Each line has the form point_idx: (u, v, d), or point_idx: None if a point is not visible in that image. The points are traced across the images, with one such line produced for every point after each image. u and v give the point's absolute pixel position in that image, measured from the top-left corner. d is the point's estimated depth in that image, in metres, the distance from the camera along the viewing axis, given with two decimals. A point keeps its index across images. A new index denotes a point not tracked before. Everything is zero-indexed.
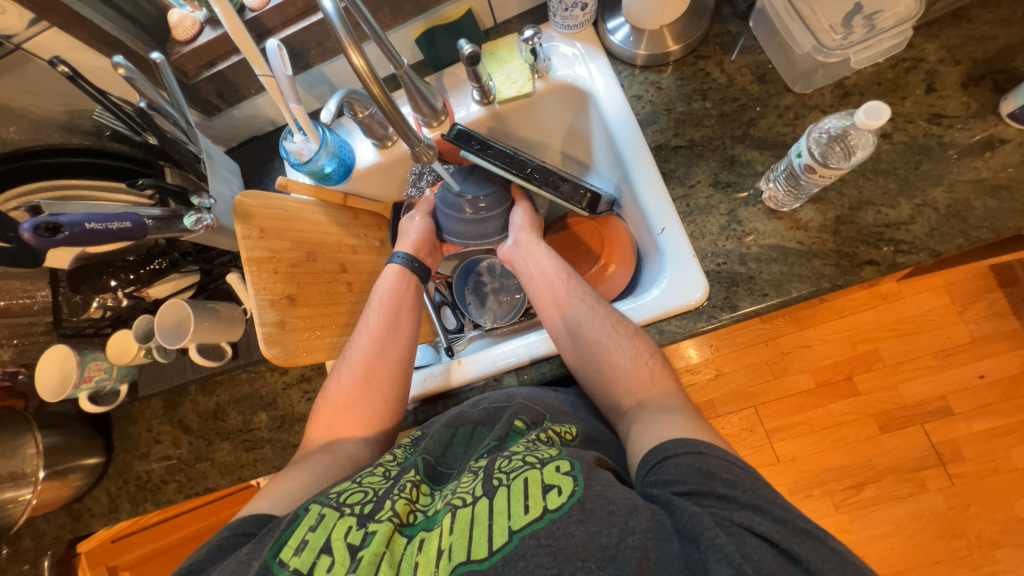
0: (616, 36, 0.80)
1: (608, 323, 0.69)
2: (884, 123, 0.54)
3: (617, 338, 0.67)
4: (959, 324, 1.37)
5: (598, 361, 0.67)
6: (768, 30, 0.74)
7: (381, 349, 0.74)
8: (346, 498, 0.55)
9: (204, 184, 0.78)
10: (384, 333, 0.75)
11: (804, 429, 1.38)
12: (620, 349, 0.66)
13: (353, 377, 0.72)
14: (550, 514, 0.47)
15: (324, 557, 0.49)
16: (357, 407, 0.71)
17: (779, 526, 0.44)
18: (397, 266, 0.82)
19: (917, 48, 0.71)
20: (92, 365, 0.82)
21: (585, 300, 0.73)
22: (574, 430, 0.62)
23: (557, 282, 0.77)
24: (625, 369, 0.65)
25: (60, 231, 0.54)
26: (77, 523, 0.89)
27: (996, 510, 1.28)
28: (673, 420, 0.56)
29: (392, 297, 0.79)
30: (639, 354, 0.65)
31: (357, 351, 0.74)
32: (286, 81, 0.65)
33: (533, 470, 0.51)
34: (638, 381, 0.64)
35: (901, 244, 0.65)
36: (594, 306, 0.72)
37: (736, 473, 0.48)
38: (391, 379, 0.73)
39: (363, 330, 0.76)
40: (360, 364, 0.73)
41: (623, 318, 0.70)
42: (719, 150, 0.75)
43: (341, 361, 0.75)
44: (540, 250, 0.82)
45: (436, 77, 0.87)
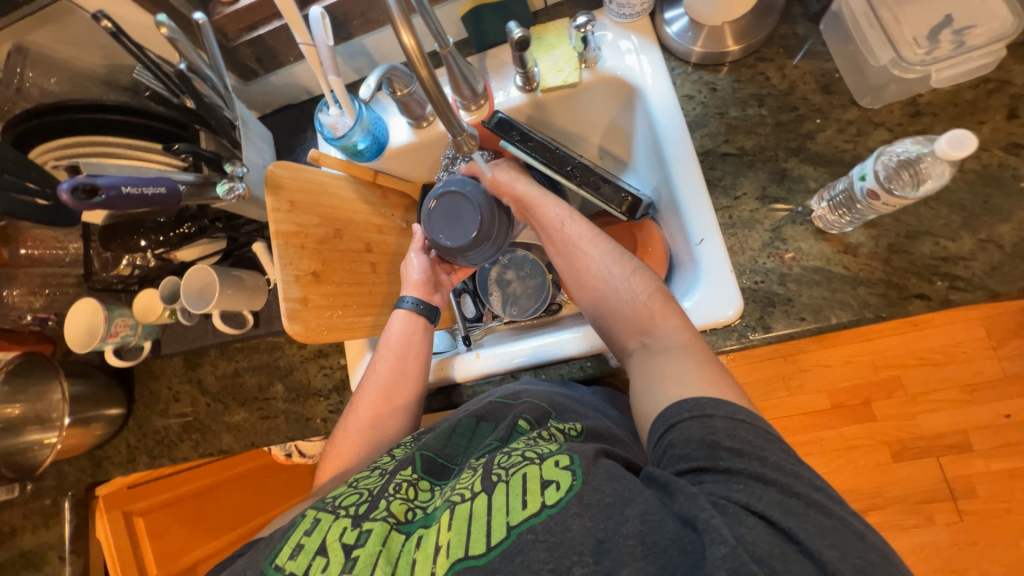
0: (672, 28, 0.75)
1: (609, 269, 0.69)
2: (969, 154, 0.50)
3: (615, 281, 0.67)
4: (994, 360, 1.31)
5: (600, 304, 0.67)
6: (841, 37, 0.69)
7: (390, 394, 0.73)
8: (341, 501, 0.56)
9: (238, 151, 0.78)
10: (392, 379, 0.73)
11: (814, 449, 1.36)
12: (619, 291, 0.66)
13: (361, 423, 0.72)
14: (548, 510, 0.46)
15: (319, 559, 0.49)
16: (366, 455, 0.70)
17: (784, 498, 0.42)
18: (406, 311, 0.78)
19: (1004, 69, 0.65)
20: (119, 321, 0.83)
21: (584, 244, 0.73)
22: (579, 426, 0.60)
23: (556, 228, 0.75)
24: (625, 311, 0.64)
25: (97, 193, 0.54)
26: (97, 468, 0.93)
27: (1003, 551, 1.26)
28: (679, 368, 0.53)
29: (401, 342, 0.76)
30: (639, 295, 0.64)
31: (366, 396, 0.73)
32: (327, 51, 0.63)
33: (532, 465, 0.50)
34: (640, 320, 0.62)
35: (957, 280, 0.62)
36: (591, 249, 0.71)
37: (742, 439, 0.45)
38: (400, 425, 0.72)
39: (371, 374, 0.75)
40: (369, 411, 0.72)
41: (623, 259, 0.69)
42: (771, 161, 0.71)
43: (351, 407, 0.75)
44: (542, 199, 0.77)
45: (479, 58, 0.84)
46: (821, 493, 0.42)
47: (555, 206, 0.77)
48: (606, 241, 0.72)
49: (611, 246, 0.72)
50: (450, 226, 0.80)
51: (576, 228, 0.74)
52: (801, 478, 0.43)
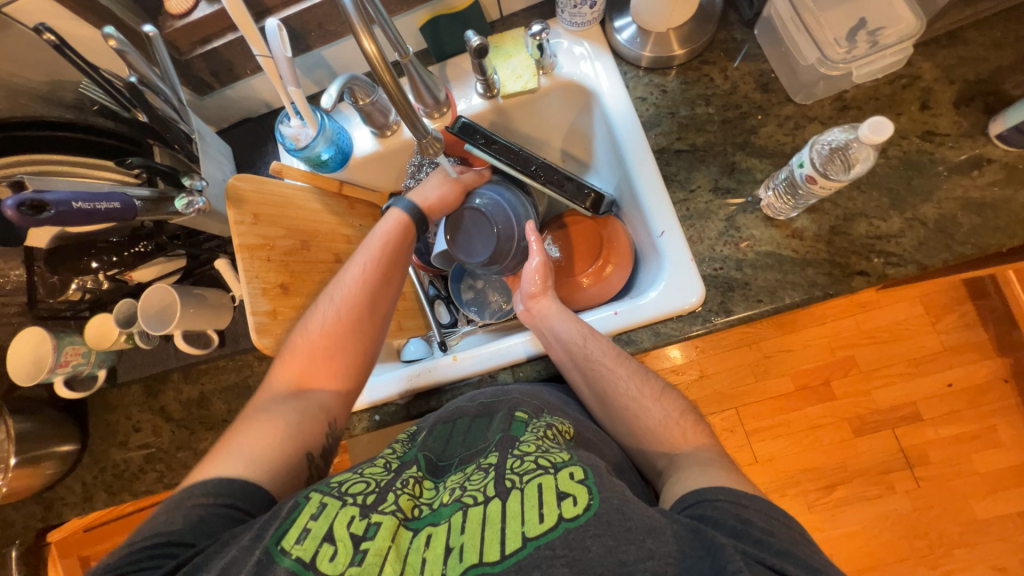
0: (623, 35, 0.79)
1: (633, 383, 0.67)
2: (887, 138, 0.56)
3: (643, 400, 0.65)
4: (933, 334, 1.42)
5: (627, 424, 0.66)
6: (773, 40, 0.75)
7: (372, 299, 0.73)
8: (347, 488, 0.55)
9: (195, 165, 0.76)
10: (374, 281, 0.73)
11: (783, 430, 1.42)
12: (648, 412, 0.65)
13: (338, 322, 0.70)
14: (565, 523, 0.46)
15: (327, 546, 0.48)
16: (338, 356, 0.69)
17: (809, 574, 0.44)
18: (400, 212, 0.78)
19: (914, 66, 0.72)
20: (69, 349, 0.79)
21: (608, 361, 0.68)
22: (570, 429, 0.63)
23: (576, 342, 0.70)
24: (656, 431, 0.63)
25: (45, 209, 0.51)
26: (48, 513, 0.86)
27: (958, 512, 1.34)
28: (709, 469, 0.55)
29: (391, 249, 0.76)
30: (669, 414, 0.64)
31: (343, 294, 0.71)
32: (286, 63, 0.63)
33: (547, 475, 0.51)
34: (671, 440, 0.62)
35: (891, 256, 0.68)
36: (617, 368, 0.68)
37: (774, 524, 0.47)
38: (374, 334, 0.73)
39: (352, 270, 0.73)
40: (349, 310, 0.71)
41: (647, 378, 0.68)
42: (720, 156, 0.76)
43: (325, 300, 0.71)
44: (553, 313, 0.75)
45: (439, 67, 0.86)
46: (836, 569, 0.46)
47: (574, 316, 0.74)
48: (628, 358, 0.69)
49: (634, 363, 0.69)
50: (470, 236, 0.84)
51: (598, 345, 0.70)
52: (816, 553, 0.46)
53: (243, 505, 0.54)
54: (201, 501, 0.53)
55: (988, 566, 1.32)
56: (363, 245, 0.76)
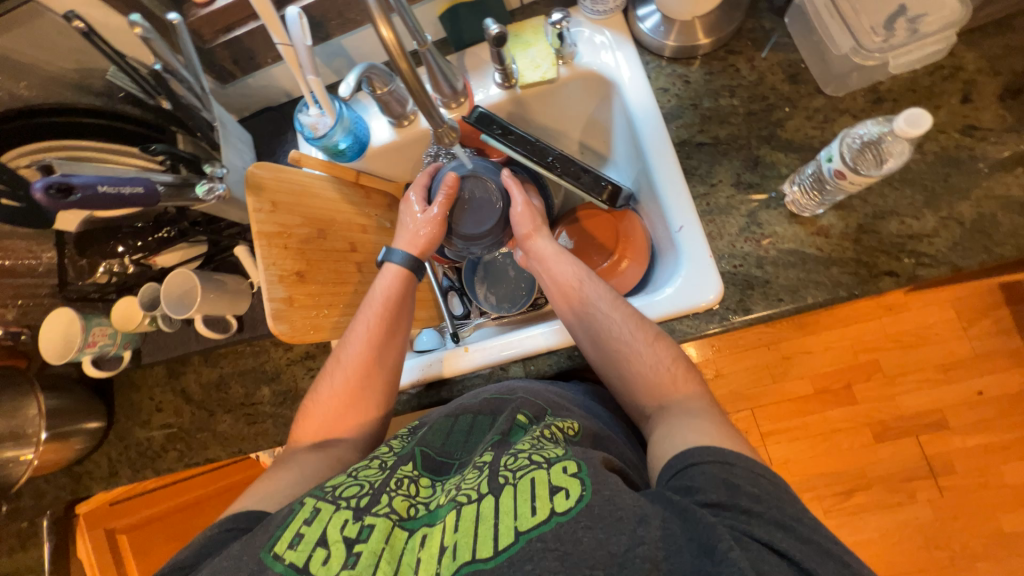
0: (646, 24, 0.77)
1: (627, 326, 0.67)
2: (926, 131, 0.53)
3: (636, 345, 0.65)
4: (963, 339, 1.36)
5: (618, 368, 0.66)
6: (804, 28, 0.72)
7: (379, 354, 0.72)
8: (341, 492, 0.55)
9: (217, 152, 0.77)
10: (380, 336, 0.72)
11: (799, 433, 1.39)
12: (639, 356, 0.64)
13: (345, 382, 0.70)
14: (558, 517, 0.46)
15: (319, 550, 0.48)
16: (350, 412, 0.70)
17: (803, 545, 0.44)
18: (397, 265, 0.76)
19: (956, 56, 0.69)
20: (96, 330, 0.81)
21: (601, 304, 0.70)
22: (576, 426, 0.61)
23: (572, 285, 0.74)
24: (645, 376, 0.63)
25: (72, 193, 0.53)
26: (76, 485, 0.90)
27: (982, 524, 1.30)
28: (698, 423, 0.55)
29: (394, 300, 0.74)
30: (660, 360, 0.63)
31: (351, 352, 0.71)
32: (305, 52, 0.63)
33: (540, 470, 0.50)
34: (660, 386, 0.62)
35: (922, 257, 0.65)
36: (610, 311, 0.69)
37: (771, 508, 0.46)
38: (385, 384, 0.72)
39: (358, 328, 0.73)
40: (356, 367, 0.70)
41: (642, 323, 0.67)
42: (744, 149, 0.73)
43: (333, 363, 0.72)
44: (552, 256, 0.78)
45: (458, 56, 0.85)
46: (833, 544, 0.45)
47: (573, 259, 0.77)
48: (624, 304, 0.70)
49: (629, 308, 0.70)
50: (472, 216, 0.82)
51: (593, 289, 0.72)
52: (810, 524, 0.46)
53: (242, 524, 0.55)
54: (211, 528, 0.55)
55: None
56: (364, 300, 0.75)
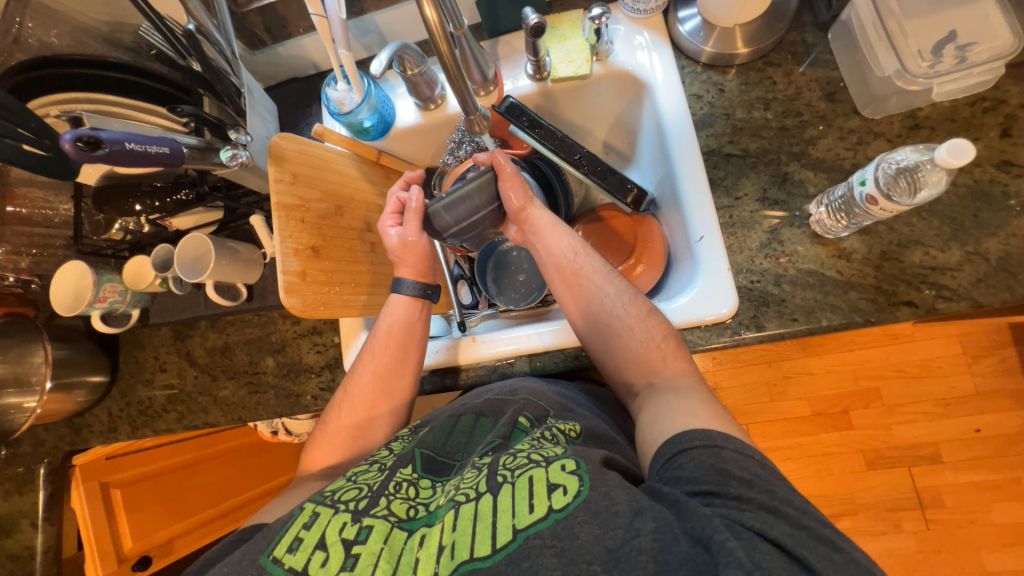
0: (685, 27, 0.76)
1: (622, 302, 0.67)
2: (967, 163, 0.52)
3: (628, 321, 0.65)
4: (967, 375, 1.35)
5: (609, 344, 0.66)
6: (848, 46, 0.71)
7: (385, 384, 0.72)
8: (340, 496, 0.55)
9: (242, 121, 0.77)
10: (388, 367, 0.72)
11: (792, 453, 1.39)
12: (631, 331, 0.65)
13: (354, 414, 0.71)
14: (555, 514, 0.46)
15: (318, 553, 0.49)
16: (359, 440, 0.71)
17: (796, 531, 0.42)
18: (403, 296, 0.75)
19: (1000, 89, 0.67)
20: (107, 286, 0.81)
21: (597, 278, 0.70)
22: (577, 427, 0.61)
23: (567, 257, 0.72)
24: (636, 351, 0.64)
25: (99, 146, 0.52)
26: (75, 437, 0.91)
27: (965, 560, 1.30)
28: (685, 404, 0.55)
29: (402, 331, 0.74)
30: (652, 337, 0.64)
31: (360, 384, 0.72)
32: (340, 26, 0.63)
33: (538, 468, 0.50)
34: (650, 362, 0.63)
35: (943, 289, 0.64)
36: (605, 284, 0.69)
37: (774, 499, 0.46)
38: (393, 415, 0.72)
39: (367, 360, 0.73)
40: (364, 398, 0.71)
41: (637, 299, 0.67)
42: (773, 165, 0.72)
43: (342, 394, 0.73)
44: (550, 224, 0.74)
45: (491, 43, 0.84)
46: (829, 529, 0.44)
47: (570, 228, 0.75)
48: (618, 279, 0.70)
49: (624, 284, 0.70)
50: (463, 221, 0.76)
51: (589, 262, 0.71)
52: (809, 512, 0.44)
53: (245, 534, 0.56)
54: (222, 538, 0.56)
55: None
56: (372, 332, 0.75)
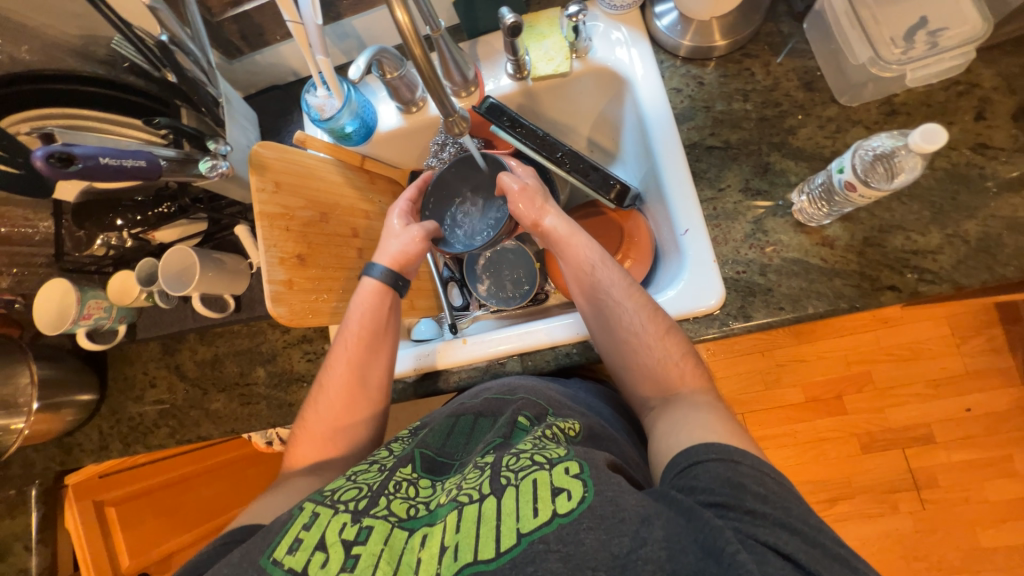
0: (662, 21, 0.76)
1: (640, 318, 0.66)
2: (940, 147, 0.52)
3: (646, 338, 0.65)
4: (956, 356, 1.37)
5: (626, 360, 0.66)
6: (823, 35, 0.71)
7: (361, 373, 0.71)
8: (340, 496, 0.55)
9: (222, 131, 0.75)
10: (362, 356, 0.72)
11: (788, 441, 1.40)
12: (649, 349, 0.64)
13: (332, 404, 0.70)
14: (560, 518, 0.46)
15: (317, 555, 0.49)
16: (341, 430, 0.70)
17: (810, 548, 0.44)
18: (374, 279, 0.75)
19: (973, 72, 0.68)
20: (92, 303, 0.80)
21: (615, 292, 0.69)
22: (577, 426, 0.61)
23: (585, 271, 0.72)
24: (653, 370, 0.64)
25: (73, 162, 0.52)
26: (66, 456, 0.90)
27: (961, 538, 1.32)
28: (704, 419, 0.55)
29: (373, 316, 0.73)
30: (670, 356, 0.63)
31: (333, 376, 0.71)
32: (316, 31, 0.62)
33: (542, 471, 0.50)
34: (665, 380, 0.63)
35: (925, 273, 0.65)
36: (624, 299, 0.68)
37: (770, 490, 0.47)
38: (375, 401, 0.72)
39: (339, 351, 0.72)
40: (340, 390, 0.71)
41: (656, 315, 0.66)
42: (754, 155, 0.73)
43: (318, 387, 0.73)
44: (569, 236, 0.74)
45: (470, 44, 0.84)
46: (845, 549, 0.45)
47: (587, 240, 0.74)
48: (638, 292, 0.69)
49: (645, 297, 0.68)
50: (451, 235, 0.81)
51: (607, 275, 0.71)
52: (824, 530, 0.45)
53: (237, 537, 0.56)
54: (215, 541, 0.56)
55: None
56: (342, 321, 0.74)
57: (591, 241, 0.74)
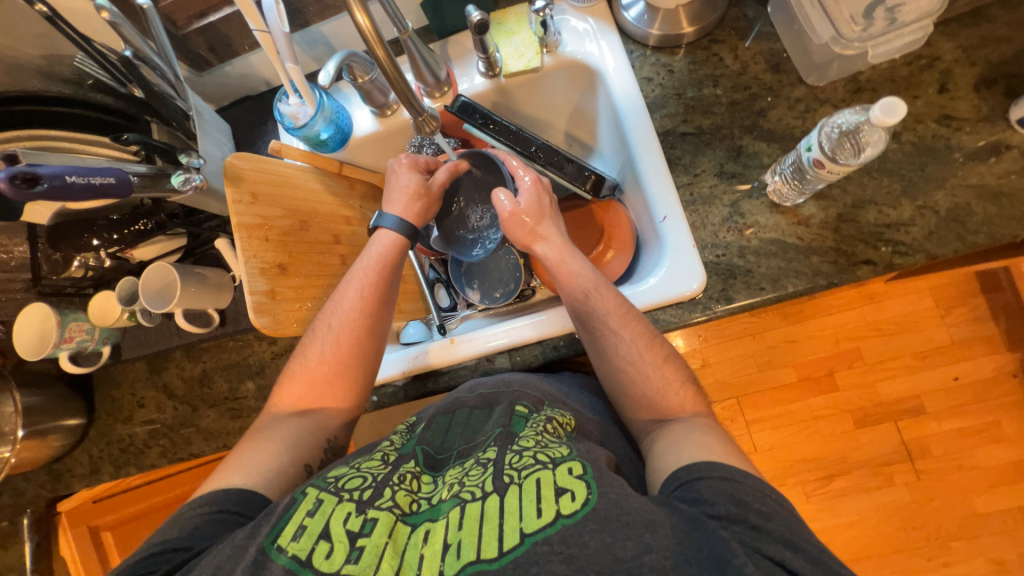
0: (630, 13, 0.77)
1: (637, 347, 0.64)
2: (899, 120, 0.54)
3: (644, 367, 0.64)
4: (941, 327, 1.39)
5: (624, 389, 0.65)
6: (786, 18, 0.73)
7: (370, 321, 0.70)
8: (343, 484, 0.54)
9: (194, 143, 0.76)
10: (372, 305, 0.71)
11: (783, 420, 1.42)
12: (647, 379, 0.63)
13: (336, 349, 0.68)
14: (563, 519, 0.46)
15: (322, 544, 0.48)
16: (339, 377, 0.68)
17: (814, 566, 0.44)
18: (389, 231, 0.74)
19: (934, 46, 0.69)
20: (72, 325, 0.79)
21: (610, 322, 0.66)
22: (572, 421, 0.62)
23: (578, 300, 0.69)
24: (652, 398, 0.63)
25: (38, 183, 0.51)
26: (57, 484, 0.88)
27: (956, 506, 1.34)
28: (703, 439, 0.55)
29: (385, 267, 0.72)
30: (668, 383, 0.63)
31: (340, 319, 0.70)
32: (283, 39, 0.61)
33: (546, 470, 0.51)
34: (662, 406, 0.62)
35: (899, 245, 0.66)
36: (619, 329, 0.65)
37: (769, 505, 0.47)
38: (371, 361, 0.71)
39: (348, 296, 0.71)
40: (347, 335, 0.69)
41: (653, 343, 0.65)
42: (727, 139, 0.74)
43: (325, 329, 0.70)
44: (563, 261, 0.71)
45: (441, 45, 0.84)
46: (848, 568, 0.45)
47: (580, 261, 0.72)
48: (635, 320, 0.66)
49: (641, 324, 0.66)
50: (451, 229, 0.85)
51: (602, 304, 0.67)
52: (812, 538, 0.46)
53: (237, 510, 0.55)
54: (210, 508, 0.54)
55: (985, 558, 1.32)
56: (353, 271, 0.72)
57: (585, 263, 0.72)
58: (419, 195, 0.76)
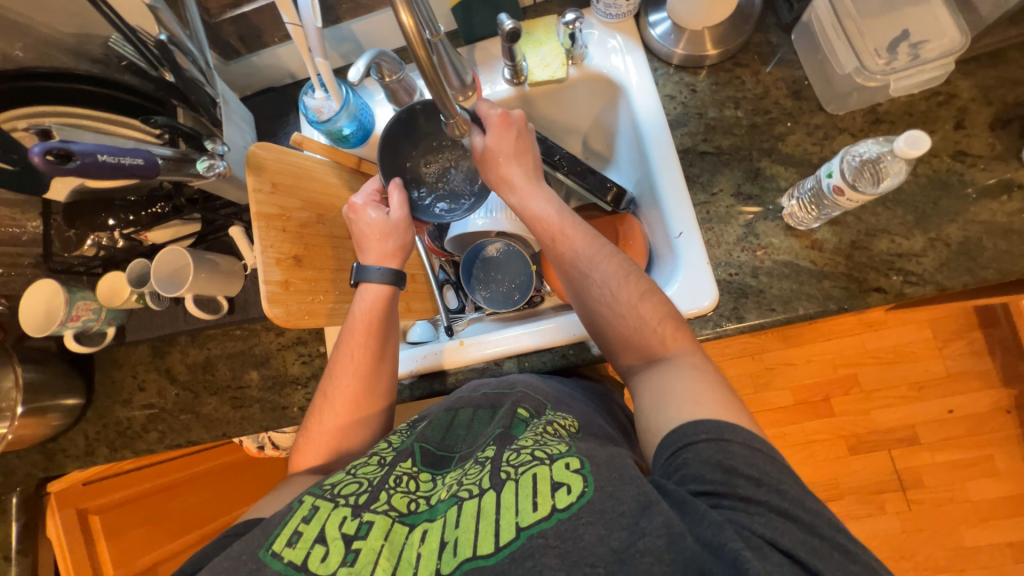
0: (656, 30, 0.78)
1: (611, 287, 0.64)
2: (922, 152, 0.55)
3: (620, 307, 0.63)
4: (938, 358, 1.41)
5: (607, 333, 0.64)
6: (810, 46, 0.74)
7: (366, 386, 0.70)
8: (340, 489, 0.54)
9: (218, 130, 0.76)
10: (366, 370, 0.70)
11: (777, 442, 1.42)
12: (626, 318, 0.62)
13: (336, 418, 0.69)
14: (559, 514, 0.46)
15: (317, 548, 0.48)
16: (342, 446, 0.69)
17: (809, 537, 0.43)
18: (376, 283, 0.72)
19: (952, 83, 0.71)
20: (80, 305, 0.79)
21: (582, 263, 0.67)
22: (576, 422, 0.61)
23: (549, 243, 0.70)
24: (633, 338, 0.62)
25: (71, 159, 0.51)
26: (49, 463, 0.87)
27: (946, 537, 1.34)
28: (693, 390, 0.54)
29: (376, 327, 0.71)
30: (648, 320, 0.61)
31: (338, 388, 0.70)
32: (315, 33, 0.62)
33: (542, 466, 0.50)
34: (647, 346, 0.61)
35: (910, 275, 0.67)
36: (592, 271, 0.66)
37: None
38: (377, 417, 0.71)
39: (342, 361, 0.71)
40: (345, 403, 0.70)
41: (629, 279, 0.64)
42: (745, 161, 0.75)
43: (322, 398, 0.71)
44: (529, 195, 0.71)
45: (468, 49, 0.84)
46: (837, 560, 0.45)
47: (545, 202, 0.70)
48: (608, 260, 0.66)
49: (614, 263, 0.65)
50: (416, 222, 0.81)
51: (572, 243, 0.68)
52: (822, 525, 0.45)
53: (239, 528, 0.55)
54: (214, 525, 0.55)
55: None
56: (346, 328, 0.72)
57: (548, 204, 0.70)
58: (387, 235, 0.73)
